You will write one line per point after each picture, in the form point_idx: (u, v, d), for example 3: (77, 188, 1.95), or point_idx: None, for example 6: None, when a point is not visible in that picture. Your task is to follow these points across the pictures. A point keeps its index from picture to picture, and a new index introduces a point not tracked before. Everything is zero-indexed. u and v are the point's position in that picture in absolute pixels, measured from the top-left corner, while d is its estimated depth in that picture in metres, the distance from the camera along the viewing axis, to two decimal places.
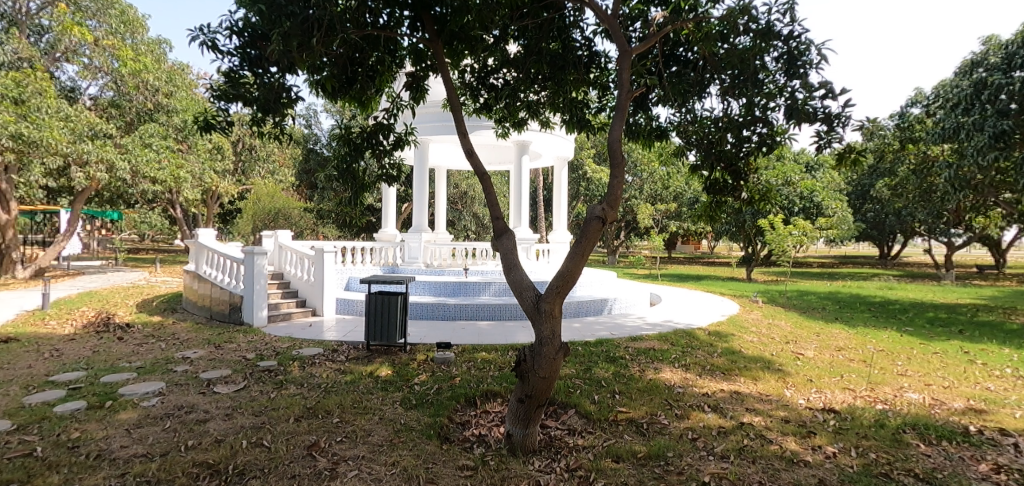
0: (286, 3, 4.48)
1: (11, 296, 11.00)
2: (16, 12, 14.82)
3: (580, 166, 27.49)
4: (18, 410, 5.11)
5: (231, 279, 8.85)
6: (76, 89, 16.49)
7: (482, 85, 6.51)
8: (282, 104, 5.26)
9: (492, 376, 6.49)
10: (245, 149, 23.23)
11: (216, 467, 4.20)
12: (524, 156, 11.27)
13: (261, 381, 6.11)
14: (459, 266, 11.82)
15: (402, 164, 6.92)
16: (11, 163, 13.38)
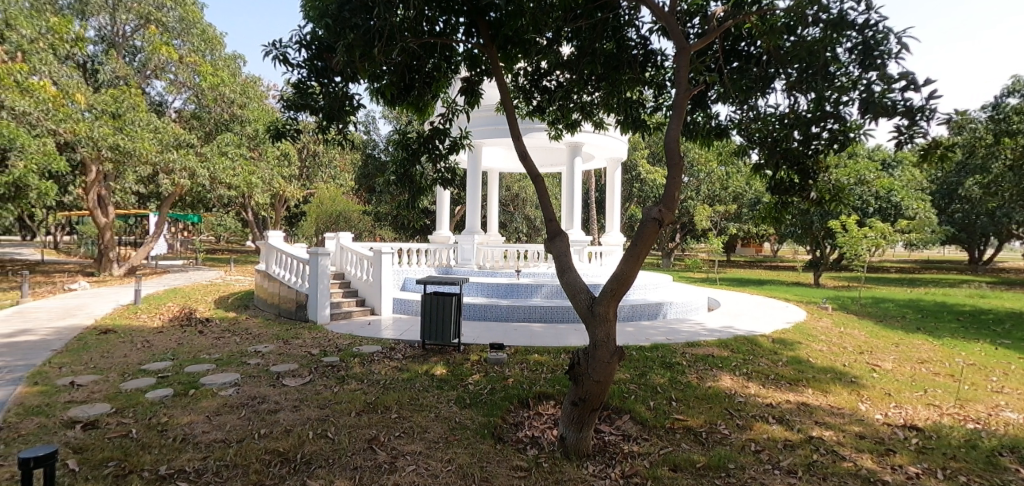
0: (351, 16, 4.76)
1: (109, 292, 11.99)
2: (115, 35, 16.86)
3: (634, 167, 27.09)
4: (117, 395, 5.59)
5: (297, 278, 9.28)
6: (163, 103, 17.85)
7: (536, 88, 6.60)
8: (346, 112, 5.55)
9: (545, 378, 6.51)
10: (310, 155, 24.31)
11: (286, 455, 4.45)
12: (576, 157, 11.18)
13: (325, 376, 6.40)
14: (512, 267, 11.89)
15: (457, 167, 7.07)
16: (110, 171, 14.70)
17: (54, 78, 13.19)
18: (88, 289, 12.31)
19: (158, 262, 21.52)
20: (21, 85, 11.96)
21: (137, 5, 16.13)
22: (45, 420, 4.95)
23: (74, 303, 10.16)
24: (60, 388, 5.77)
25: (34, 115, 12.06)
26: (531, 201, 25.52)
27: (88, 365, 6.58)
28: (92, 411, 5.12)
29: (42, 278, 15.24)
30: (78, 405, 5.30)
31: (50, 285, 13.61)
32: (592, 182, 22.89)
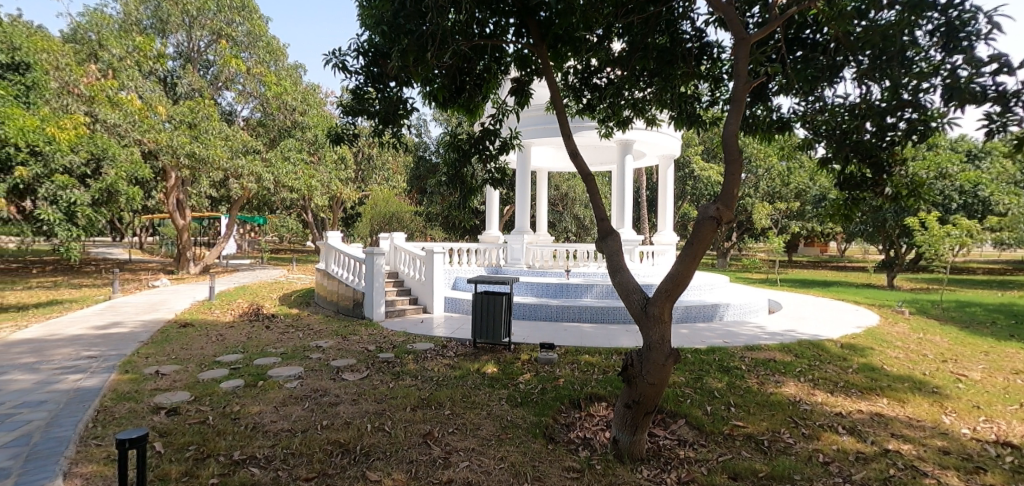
0: (405, 22, 4.86)
1: (186, 289, 12.80)
2: (190, 51, 18.14)
3: (687, 164, 26.34)
4: (195, 385, 6.12)
5: (354, 277, 9.58)
6: (233, 113, 18.87)
7: (586, 86, 6.52)
8: (400, 116, 5.71)
9: (597, 379, 6.44)
10: (365, 158, 25.04)
11: (347, 446, 4.59)
12: (627, 155, 10.95)
13: (381, 371, 6.60)
14: (561, 266, 11.81)
15: (507, 167, 7.10)
16: (185, 176, 15.70)
17: (139, 92, 14.50)
18: (167, 286, 13.18)
19: (228, 262, 22.80)
20: (112, 99, 13.39)
21: (210, 22, 17.44)
22: (135, 406, 5.50)
23: (156, 298, 10.90)
24: (146, 376, 6.37)
25: (121, 126, 13.13)
26: (581, 200, 25.30)
27: (170, 356, 7.10)
28: (174, 398, 5.64)
29: (127, 276, 16.45)
30: (162, 392, 5.87)
31: (135, 282, 14.70)
32: (643, 180, 22.43)
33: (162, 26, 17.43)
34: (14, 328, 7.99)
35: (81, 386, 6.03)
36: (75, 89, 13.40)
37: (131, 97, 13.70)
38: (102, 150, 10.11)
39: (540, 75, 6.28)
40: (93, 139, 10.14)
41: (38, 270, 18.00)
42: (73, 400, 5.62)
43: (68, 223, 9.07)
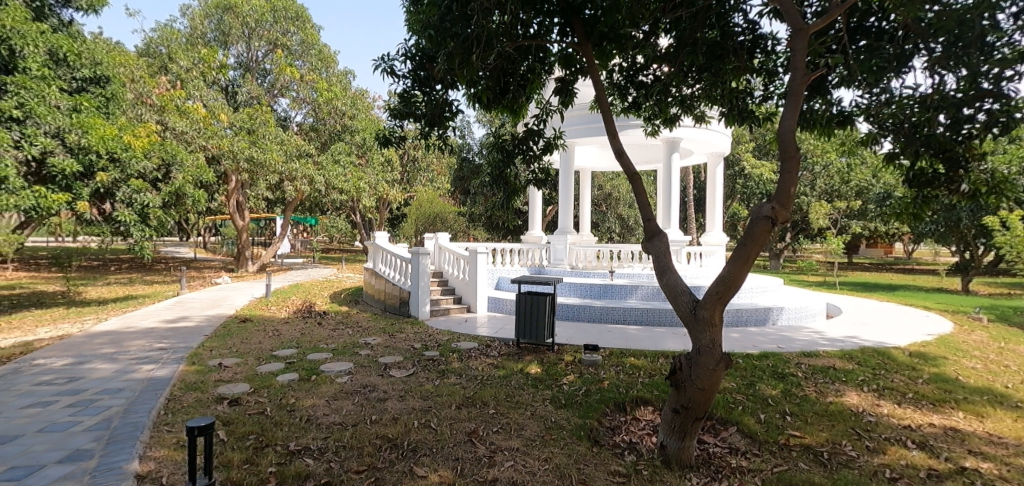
0: (451, 25, 4.90)
1: (244, 286, 13.40)
2: (249, 60, 19.00)
3: (737, 162, 25.50)
4: (254, 377, 6.43)
5: (400, 276, 9.75)
6: (287, 118, 19.60)
7: (631, 84, 6.37)
8: (445, 119, 5.80)
9: (642, 383, 6.30)
10: (410, 160, 25.47)
11: (395, 441, 4.66)
12: (674, 153, 10.67)
13: (427, 369, 6.71)
14: (605, 267, 11.64)
15: (550, 168, 7.06)
16: (243, 179, 16.44)
17: (204, 100, 15.34)
18: (227, 284, 13.85)
19: (282, 260, 23.71)
20: (180, 108, 14.17)
21: (268, 33, 18.29)
22: (200, 395, 5.83)
23: (219, 295, 11.48)
24: (211, 368, 6.72)
25: (188, 133, 13.91)
26: (625, 200, 24.94)
27: (231, 349, 7.46)
28: (235, 390, 5.94)
29: (191, 273, 17.39)
30: (225, 383, 6.19)
31: (199, 279, 15.51)
32: (691, 179, 21.87)
33: (223, 37, 18.30)
34: (94, 320, 8.58)
35: (154, 375, 6.43)
36: (147, 99, 14.31)
37: (197, 105, 14.41)
38: (171, 155, 10.69)
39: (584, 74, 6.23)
40: (163, 146, 10.72)
41: (113, 267, 19.30)
42: (147, 388, 5.99)
43: (141, 224, 9.69)
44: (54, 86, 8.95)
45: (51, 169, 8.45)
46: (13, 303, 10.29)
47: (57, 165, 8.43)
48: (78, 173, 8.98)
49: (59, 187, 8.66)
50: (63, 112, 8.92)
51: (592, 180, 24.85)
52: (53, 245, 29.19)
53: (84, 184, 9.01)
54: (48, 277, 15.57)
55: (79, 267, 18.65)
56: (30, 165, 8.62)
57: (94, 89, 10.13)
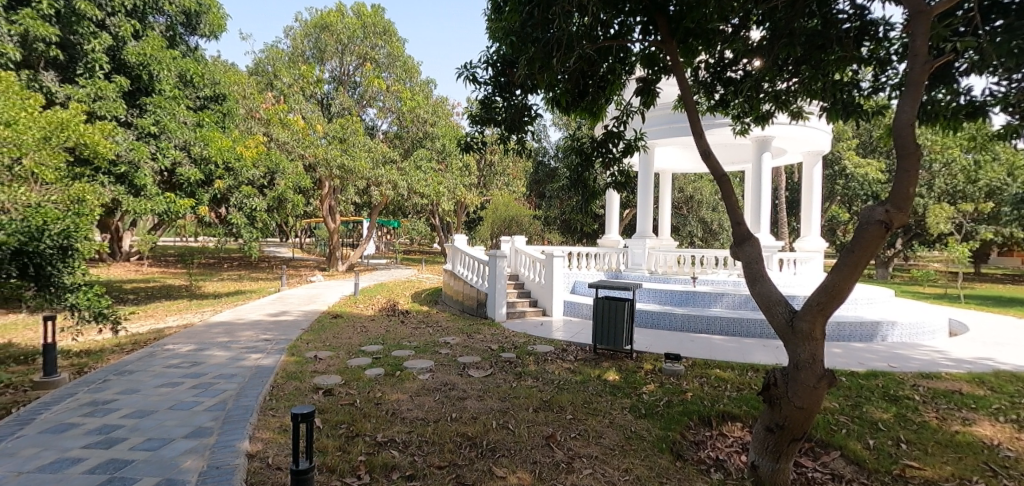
0: (533, 30, 5.18)
1: (335, 284, 14.46)
2: (341, 74, 20.42)
3: (837, 160, 23.47)
4: (346, 370, 6.96)
5: (478, 278, 10.02)
6: (375, 127, 20.85)
7: (719, 80, 6.15)
8: (524, 122, 6.36)
9: (729, 397, 6.09)
10: (486, 165, 26.08)
11: (474, 440, 4.89)
12: (765, 153, 10.06)
13: (504, 371, 6.93)
14: (687, 273, 11.21)
15: (631, 170, 6.94)
16: (336, 185, 17.73)
17: (303, 113, 16.76)
18: (320, 281, 15.04)
19: (369, 262, 25.16)
20: (283, 121, 15.58)
21: (358, 48, 19.73)
22: (300, 384, 6.41)
23: (313, 292, 12.48)
24: (308, 359, 7.36)
25: (290, 144, 15.27)
26: (709, 203, 23.76)
27: (325, 342, 8.11)
28: (329, 381, 6.47)
29: (290, 272, 18.93)
30: (320, 374, 6.76)
31: (296, 277, 16.89)
32: (783, 180, 20.38)
33: (320, 55, 19.83)
34: (212, 312, 9.68)
35: (261, 364, 7.15)
36: (256, 114, 15.92)
37: (297, 118, 15.87)
38: (276, 164, 11.80)
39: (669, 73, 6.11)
40: (269, 156, 11.78)
41: (226, 265, 21.48)
42: (256, 375, 6.69)
43: (250, 225, 10.82)
44: (182, 104, 10.23)
45: (180, 177, 9.76)
46: (146, 294, 11.82)
47: (185, 174, 9.71)
48: (201, 181, 10.26)
49: (186, 193, 9.98)
50: (189, 127, 10.19)
51: (673, 182, 23.99)
52: (177, 245, 32.92)
53: (205, 190, 10.31)
54: (173, 273, 17.67)
55: (198, 265, 20.96)
56: (163, 174, 10.01)
57: (214, 107, 11.41)
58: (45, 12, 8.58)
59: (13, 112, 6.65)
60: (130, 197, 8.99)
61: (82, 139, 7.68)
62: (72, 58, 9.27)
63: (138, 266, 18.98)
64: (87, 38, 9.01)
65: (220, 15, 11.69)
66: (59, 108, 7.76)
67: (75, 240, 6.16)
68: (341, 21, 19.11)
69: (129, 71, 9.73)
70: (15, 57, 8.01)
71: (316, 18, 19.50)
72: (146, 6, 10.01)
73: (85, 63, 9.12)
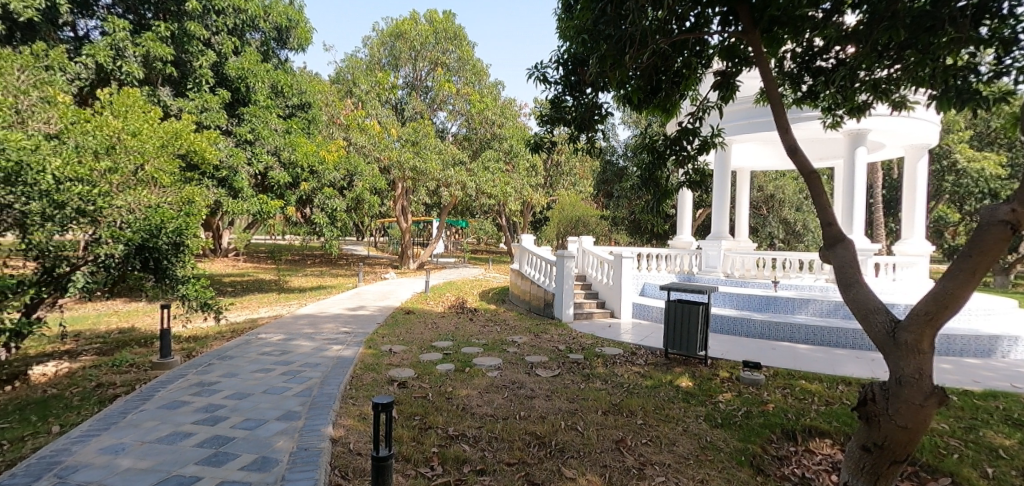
0: (606, 27, 5.20)
1: (407, 281, 15.09)
2: (415, 79, 21.18)
3: (947, 155, 21.13)
4: (418, 364, 7.26)
5: (545, 278, 10.05)
6: (445, 130, 21.43)
7: (807, 71, 5.83)
8: (595, 120, 6.36)
9: (817, 411, 5.70)
10: (553, 165, 26.05)
11: (543, 439, 4.95)
12: (859, 147, 9.27)
13: (572, 372, 6.92)
14: (768, 277, 10.56)
15: (706, 169, 6.74)
16: (408, 186, 18.44)
17: (379, 118, 17.59)
18: (393, 278, 15.73)
19: (440, 261, 25.87)
20: (361, 126, 16.44)
21: (430, 54, 20.50)
22: (376, 376, 6.78)
23: (385, 288, 13.09)
24: (384, 352, 7.76)
25: (367, 147, 16.10)
26: (792, 202, 22.20)
27: (398, 337, 8.49)
28: (404, 374, 6.78)
29: (365, 269, 19.91)
30: (395, 367, 7.10)
31: (371, 274, 17.76)
32: (880, 178, 18.66)
33: (395, 62, 20.70)
34: (298, 305, 10.45)
35: (342, 355, 7.63)
36: (337, 119, 16.90)
37: (373, 123, 16.73)
38: (354, 167, 12.58)
39: (749, 65, 5.96)
40: (349, 158, 12.56)
41: (308, 262, 22.95)
42: (337, 365, 7.16)
43: (331, 224, 11.59)
44: (273, 113, 11.14)
45: (271, 180, 10.65)
46: (241, 288, 12.95)
47: (276, 178, 10.55)
48: (289, 183, 11.16)
49: (276, 195, 10.86)
50: (280, 134, 11.08)
51: (752, 181, 22.67)
52: (267, 243, 35.57)
53: (293, 192, 11.19)
54: (263, 268, 19.16)
55: (285, 262, 22.58)
56: (256, 177, 10.95)
57: (301, 114, 12.31)
58: (163, 34, 9.72)
59: (138, 124, 7.56)
60: (230, 199, 9.94)
61: (192, 146, 8.62)
62: (184, 74, 10.41)
63: (233, 262, 20.73)
64: (196, 56, 10.10)
65: (307, 28, 12.57)
66: (174, 119, 8.75)
67: (186, 237, 6.91)
68: (415, 28, 19.98)
69: (230, 84, 10.78)
70: (139, 75, 9.29)
71: (392, 26, 20.45)
72: (244, 24, 10.94)
73: (195, 79, 10.21)
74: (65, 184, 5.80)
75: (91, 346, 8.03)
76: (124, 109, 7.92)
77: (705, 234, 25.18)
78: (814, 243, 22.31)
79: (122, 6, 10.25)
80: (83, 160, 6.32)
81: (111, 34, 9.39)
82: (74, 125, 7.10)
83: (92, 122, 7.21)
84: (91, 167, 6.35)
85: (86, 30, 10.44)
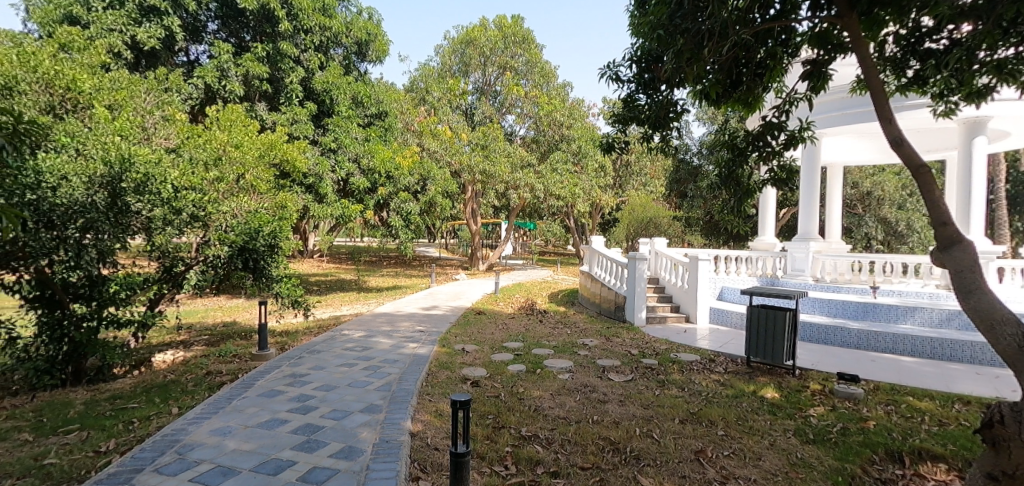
0: (682, 21, 5.00)
1: (477, 282, 15.41)
2: (484, 84, 21.52)
3: None
4: (490, 364, 7.38)
5: (616, 281, 9.84)
6: (513, 133, 21.38)
7: (913, 54, 5.21)
8: (670, 118, 6.14)
9: (927, 432, 5.12)
10: (623, 165, 25.53)
11: (617, 445, 4.85)
12: (979, 137, 8.27)
13: (646, 377, 6.73)
14: (865, 282, 9.67)
15: (793, 165, 6.25)
16: (479, 189, 18.81)
17: (451, 124, 18.08)
18: (463, 279, 16.14)
19: (510, 263, 26.11)
20: (433, 132, 17.01)
21: (500, 59, 20.76)
22: (450, 374, 6.99)
23: (456, 289, 13.45)
24: (457, 351, 7.97)
25: (439, 152, 16.64)
26: (894, 199, 20.16)
27: (469, 336, 8.69)
28: (476, 373, 6.93)
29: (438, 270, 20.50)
30: (468, 366, 7.27)
31: (443, 275, 18.29)
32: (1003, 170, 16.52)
33: (465, 68, 21.17)
34: (376, 303, 11.00)
35: (418, 352, 7.94)
36: (412, 126, 17.55)
37: (445, 128, 17.27)
38: (428, 172, 13.09)
39: (845, 51, 5.41)
40: (422, 164, 13.10)
41: (386, 263, 24.00)
42: (414, 362, 7.46)
43: (406, 227, 12.14)
44: (354, 122, 11.83)
45: (352, 185, 11.41)
46: (324, 287, 13.81)
47: (356, 183, 11.27)
48: (369, 189, 11.83)
49: (357, 200, 11.54)
50: (360, 142, 11.76)
51: (846, 177, 20.85)
52: (347, 245, 37.51)
53: (371, 196, 11.85)
54: (345, 269, 20.27)
55: (365, 263, 23.76)
56: (339, 183, 11.69)
57: (378, 123, 12.96)
58: (259, 54, 10.70)
59: (241, 137, 8.36)
60: (316, 204, 10.68)
61: (284, 155, 9.36)
62: (277, 90, 11.34)
63: (319, 263, 22.12)
64: (288, 72, 10.97)
65: (384, 41, 13.17)
66: (269, 131, 9.54)
67: (280, 239, 7.46)
68: (484, 35, 20.32)
69: (316, 97, 11.64)
70: (240, 92, 10.29)
71: (462, 34, 20.92)
72: (328, 41, 11.75)
73: (286, 94, 11.06)
74: (181, 192, 6.48)
75: (201, 338, 8.95)
76: (229, 124, 8.74)
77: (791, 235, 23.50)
78: (920, 245, 20.10)
79: (226, 31, 11.51)
80: (196, 170, 7.04)
81: (218, 57, 10.45)
82: (188, 139, 7.94)
83: (202, 136, 8.05)
84: (202, 177, 7.07)
85: (196, 55, 11.72)
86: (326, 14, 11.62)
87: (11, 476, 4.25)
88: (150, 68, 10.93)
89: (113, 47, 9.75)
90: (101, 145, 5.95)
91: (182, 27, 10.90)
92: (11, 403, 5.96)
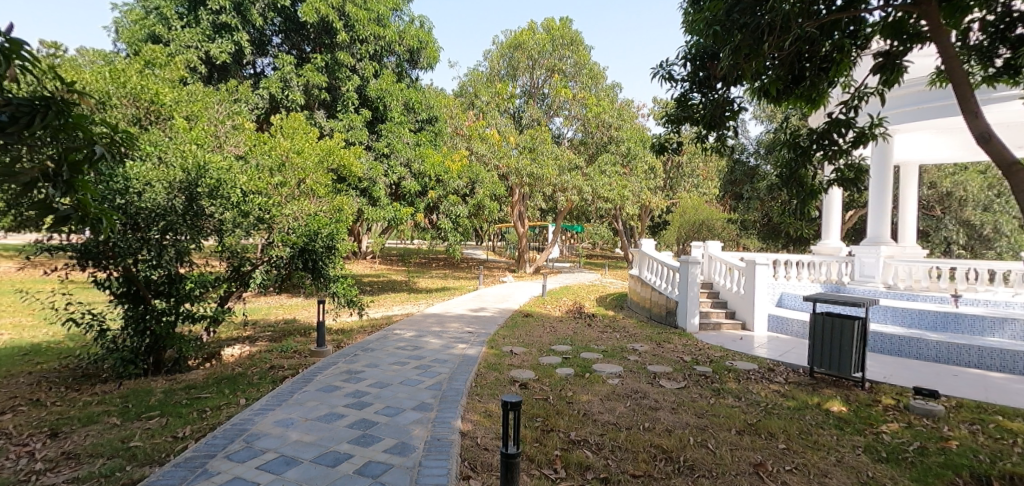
0: (740, 16, 4.79)
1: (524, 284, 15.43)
2: (532, 87, 21.45)
3: None
4: (538, 366, 7.35)
5: (668, 285, 9.57)
6: (562, 135, 21.20)
7: (1003, 42, 4.74)
8: (726, 117, 5.87)
9: (1020, 455, 4.63)
10: (674, 167, 24.82)
11: (670, 454, 4.69)
12: None
13: (700, 385, 6.48)
14: (945, 290, 8.92)
15: (862, 164, 5.82)
16: (526, 192, 18.81)
17: (498, 127, 18.18)
18: (511, 282, 16.18)
19: (559, 265, 25.91)
20: (481, 136, 17.15)
21: (547, 62, 20.65)
22: (499, 375, 7.01)
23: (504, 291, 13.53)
24: (505, 353, 8.00)
25: (487, 156, 16.79)
26: (978, 200, 18.50)
27: (516, 339, 8.70)
28: (525, 376, 6.92)
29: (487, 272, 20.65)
30: (516, 369, 7.27)
31: (490, 277, 18.42)
32: None
33: (513, 72, 21.22)
34: (426, 304, 11.27)
35: (466, 353, 8.04)
36: (460, 130, 17.75)
37: (493, 132, 17.36)
38: (476, 175, 13.27)
39: (924, 41, 4.99)
40: (471, 168, 13.29)
41: (435, 265, 24.40)
42: (463, 362, 7.54)
43: (454, 229, 12.45)
44: (406, 127, 12.17)
45: (403, 189, 11.78)
46: (376, 288, 14.23)
47: (407, 187, 11.60)
48: (420, 192, 12.16)
49: (407, 203, 11.86)
50: (412, 146, 12.08)
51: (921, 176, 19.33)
52: (397, 247, 38.39)
53: (421, 199, 12.15)
54: (396, 270, 20.80)
55: (415, 265, 24.28)
56: (391, 187, 12.04)
57: (429, 128, 13.22)
58: (319, 65, 11.25)
59: (302, 144, 8.80)
60: (370, 206, 11.05)
61: (341, 161, 9.75)
62: (335, 98, 11.84)
63: (371, 264, 22.79)
64: (344, 81, 11.47)
65: (435, 48, 13.42)
66: (327, 138, 9.99)
67: (338, 241, 7.66)
68: (532, 38, 20.31)
69: (371, 104, 12.05)
70: (301, 101, 10.82)
71: (510, 38, 20.96)
72: (382, 49, 12.11)
73: (343, 102, 11.55)
74: (249, 196, 6.90)
75: (264, 333, 9.46)
76: (292, 131, 9.20)
77: (858, 239, 22.03)
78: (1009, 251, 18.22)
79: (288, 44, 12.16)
80: (262, 176, 7.46)
81: (281, 68, 11.02)
82: (255, 147, 8.46)
83: (267, 144, 8.55)
84: (268, 182, 7.49)
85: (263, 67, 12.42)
86: (380, 24, 12.00)
87: (101, 456, 4.63)
88: (221, 81, 11.72)
89: (189, 62, 10.52)
90: (179, 153, 6.39)
91: (250, 41, 11.59)
92: (101, 390, 6.51)
